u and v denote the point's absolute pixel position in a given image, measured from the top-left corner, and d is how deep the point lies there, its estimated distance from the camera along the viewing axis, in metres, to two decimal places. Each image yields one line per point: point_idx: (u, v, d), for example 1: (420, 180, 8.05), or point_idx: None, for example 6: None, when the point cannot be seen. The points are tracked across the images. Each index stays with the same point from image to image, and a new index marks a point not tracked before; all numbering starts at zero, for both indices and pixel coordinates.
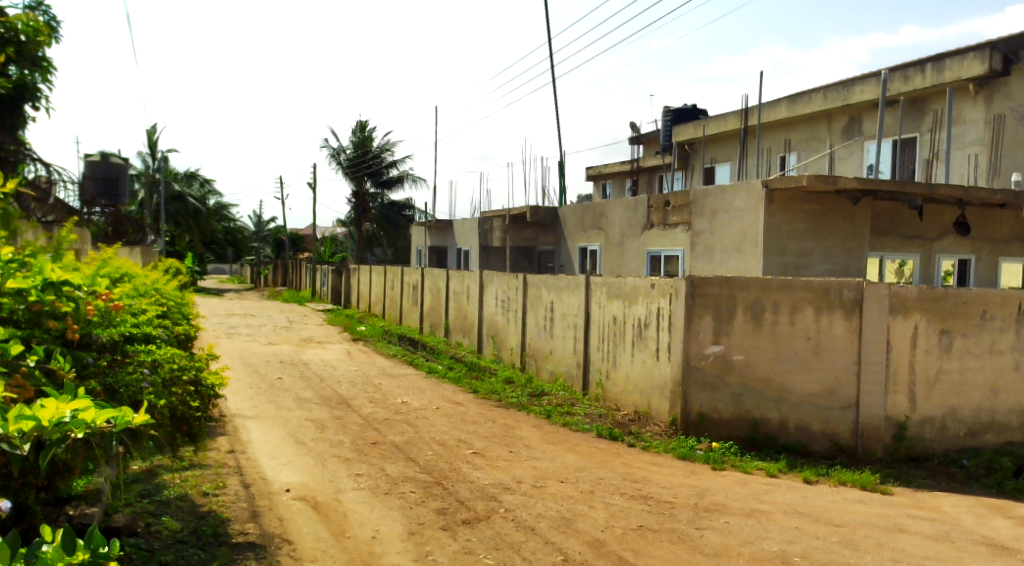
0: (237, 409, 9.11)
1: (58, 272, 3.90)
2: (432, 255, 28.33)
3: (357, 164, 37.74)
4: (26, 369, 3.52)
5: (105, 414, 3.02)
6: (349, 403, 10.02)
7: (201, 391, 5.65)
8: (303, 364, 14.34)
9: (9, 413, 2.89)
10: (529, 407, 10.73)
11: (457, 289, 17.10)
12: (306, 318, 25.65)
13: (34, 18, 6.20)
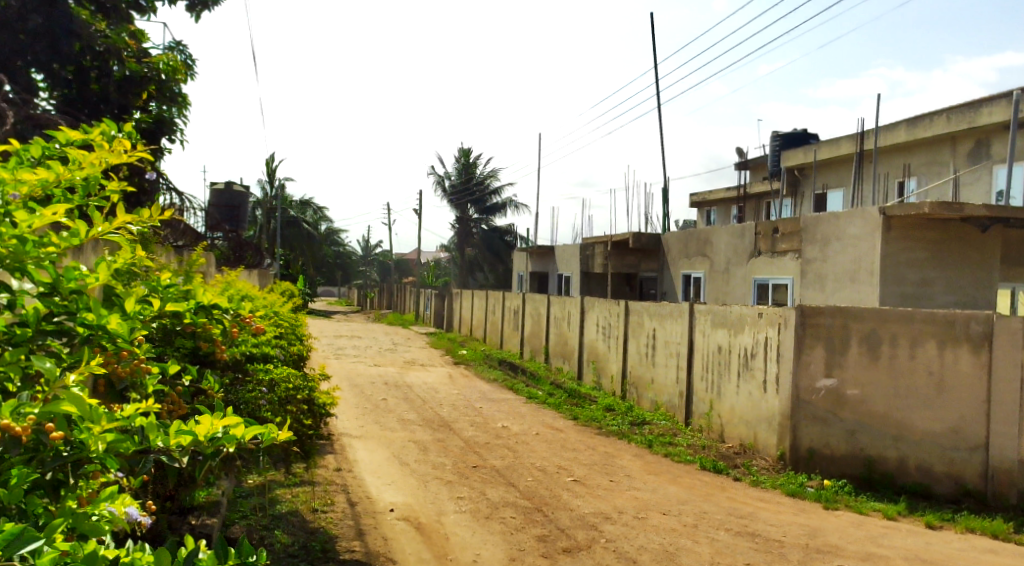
0: (346, 428, 9.40)
1: (211, 297, 3.97)
2: (532, 281, 28.66)
3: (461, 191, 38.90)
4: (183, 388, 3.86)
5: (253, 432, 3.25)
6: (451, 426, 10.17)
7: (313, 410, 5.85)
8: (408, 386, 14.66)
9: (170, 427, 3.20)
10: (630, 435, 10.58)
11: (558, 314, 17.15)
12: (409, 340, 26.33)
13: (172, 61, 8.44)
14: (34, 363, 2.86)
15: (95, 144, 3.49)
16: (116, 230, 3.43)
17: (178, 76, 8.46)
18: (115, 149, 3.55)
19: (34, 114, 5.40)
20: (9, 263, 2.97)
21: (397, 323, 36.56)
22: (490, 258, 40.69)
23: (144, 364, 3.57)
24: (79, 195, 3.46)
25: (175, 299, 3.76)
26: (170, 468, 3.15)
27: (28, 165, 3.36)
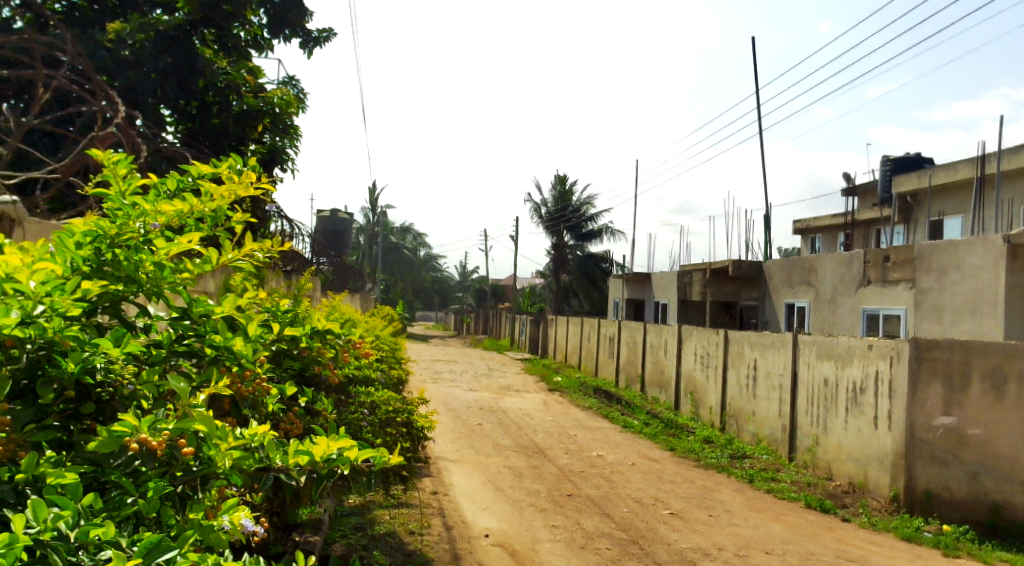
0: (442, 452, 9.54)
1: (325, 322, 4.12)
2: (629, 308, 28.71)
3: (557, 217, 39.53)
4: (299, 409, 4.08)
5: (364, 454, 3.40)
6: (546, 453, 10.18)
7: (413, 432, 5.97)
8: (503, 411, 14.80)
9: (288, 447, 3.45)
10: (730, 469, 10.28)
11: (655, 343, 16.96)
12: (505, 366, 26.64)
13: (283, 98, 11.04)
14: (169, 381, 3.29)
15: (225, 177, 3.84)
16: (241, 256, 3.79)
17: (289, 107, 11.08)
18: (241, 180, 3.90)
19: (164, 147, 5.78)
20: (148, 288, 3.50)
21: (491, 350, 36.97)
22: (585, 285, 40.91)
23: (264, 384, 3.77)
24: (209, 226, 3.85)
25: (293, 325, 3.94)
26: (287, 486, 3.41)
27: (167, 195, 3.78)
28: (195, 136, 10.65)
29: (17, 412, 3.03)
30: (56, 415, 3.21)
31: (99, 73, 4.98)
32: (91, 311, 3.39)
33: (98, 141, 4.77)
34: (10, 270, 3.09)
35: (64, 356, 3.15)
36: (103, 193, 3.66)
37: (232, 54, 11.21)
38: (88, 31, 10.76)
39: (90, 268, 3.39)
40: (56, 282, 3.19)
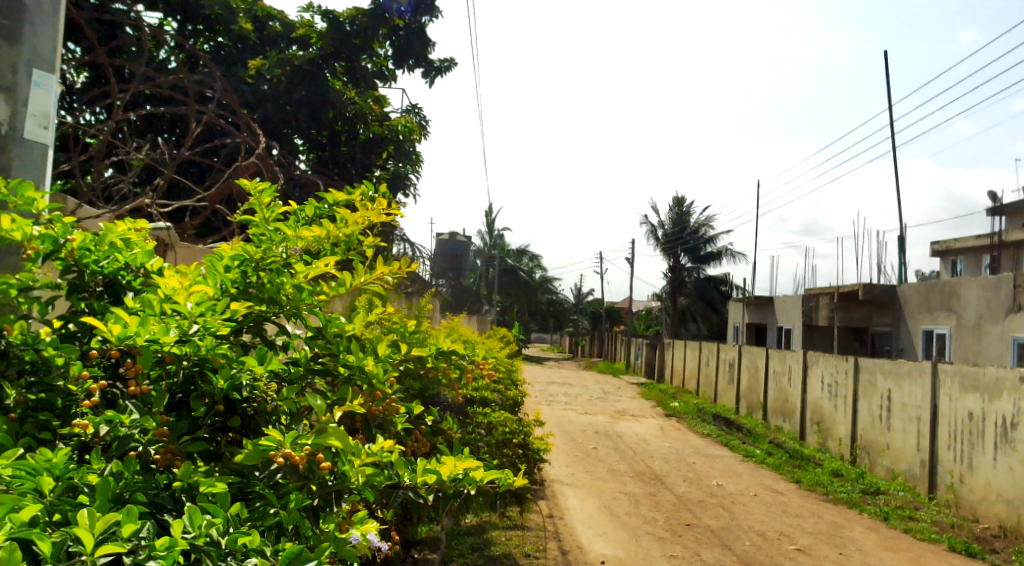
0: (558, 474, 9.54)
1: (450, 343, 4.22)
2: (751, 331, 28.84)
3: (674, 239, 40.31)
4: (426, 427, 4.18)
5: (490, 475, 3.45)
6: (663, 480, 10.00)
7: (528, 455, 6.02)
8: (618, 436, 14.66)
9: (417, 465, 3.55)
10: (862, 505, 9.73)
11: (778, 369, 16.41)
12: (620, 391, 26.44)
13: (408, 123, 12.01)
14: (307, 398, 3.47)
15: (358, 205, 4.03)
16: (373, 279, 3.96)
17: (412, 133, 12.02)
18: (374, 207, 4.07)
19: (297, 175, 6.13)
20: (288, 309, 3.69)
21: (605, 374, 36.82)
22: (702, 308, 41.40)
23: (395, 403, 3.90)
24: (342, 250, 4.03)
25: (421, 346, 4.05)
26: (416, 504, 3.50)
27: (305, 222, 4.00)
28: (325, 162, 11.62)
29: (173, 424, 3.30)
30: (207, 428, 3.46)
31: (243, 107, 5.35)
32: (237, 330, 3.61)
33: (241, 171, 5.12)
34: (171, 293, 3.42)
35: (214, 372, 3.41)
36: (249, 219, 3.91)
37: (360, 85, 12.05)
38: (233, 68, 11.69)
39: (237, 290, 3.65)
40: (208, 303, 3.44)
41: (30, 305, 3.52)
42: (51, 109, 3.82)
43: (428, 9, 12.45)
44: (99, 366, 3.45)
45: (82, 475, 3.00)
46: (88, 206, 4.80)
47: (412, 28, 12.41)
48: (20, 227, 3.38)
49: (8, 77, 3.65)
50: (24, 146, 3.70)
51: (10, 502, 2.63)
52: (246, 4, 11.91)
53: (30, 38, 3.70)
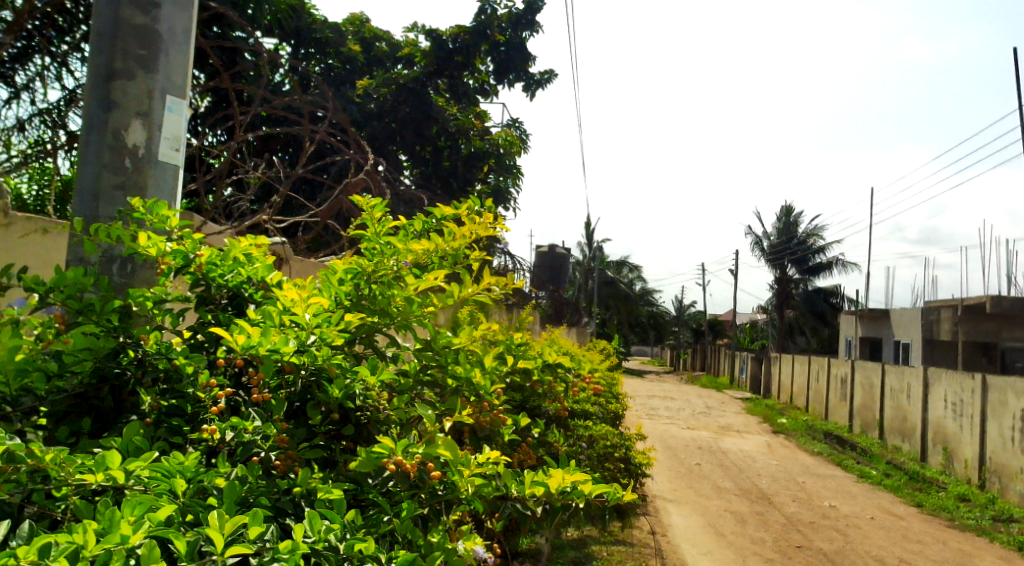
0: (660, 490, 9.39)
1: (556, 356, 4.22)
2: (863, 346, 27.78)
3: (781, 250, 39.46)
4: (533, 439, 4.19)
5: (598, 488, 3.40)
6: (771, 499, 9.69)
7: (631, 469, 5.96)
8: (722, 452, 14.27)
9: (525, 477, 3.56)
10: (992, 533, 9.07)
11: (896, 387, 15.61)
12: (725, 406, 25.77)
13: (509, 136, 12.09)
14: (417, 409, 3.56)
15: (465, 219, 4.09)
16: (481, 291, 4.01)
17: (513, 147, 12.10)
18: (481, 221, 4.13)
19: (402, 190, 6.31)
20: (398, 320, 3.78)
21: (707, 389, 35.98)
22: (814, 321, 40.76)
23: (503, 415, 3.93)
24: (450, 263, 4.11)
25: (528, 358, 4.08)
26: (524, 516, 3.51)
27: (414, 235, 4.09)
28: (428, 177, 11.94)
29: (292, 432, 3.44)
30: (323, 435, 3.58)
31: (353, 126, 5.56)
32: (351, 340, 3.73)
33: (351, 187, 5.32)
34: (290, 304, 3.57)
35: (330, 382, 3.54)
36: (360, 234, 4.04)
37: (462, 101, 12.46)
38: (343, 89, 12.21)
39: (350, 302, 3.78)
40: (324, 315, 3.58)
41: (163, 316, 3.74)
42: (182, 132, 4.07)
43: (528, 25, 12.70)
44: (225, 375, 3.64)
45: (211, 479, 3.15)
46: (212, 224, 5.12)
47: (513, 43, 12.65)
48: (155, 244, 3.61)
49: (145, 103, 3.91)
50: (158, 167, 3.95)
51: (149, 503, 2.80)
52: (355, 27, 12.54)
53: (164, 66, 3.96)
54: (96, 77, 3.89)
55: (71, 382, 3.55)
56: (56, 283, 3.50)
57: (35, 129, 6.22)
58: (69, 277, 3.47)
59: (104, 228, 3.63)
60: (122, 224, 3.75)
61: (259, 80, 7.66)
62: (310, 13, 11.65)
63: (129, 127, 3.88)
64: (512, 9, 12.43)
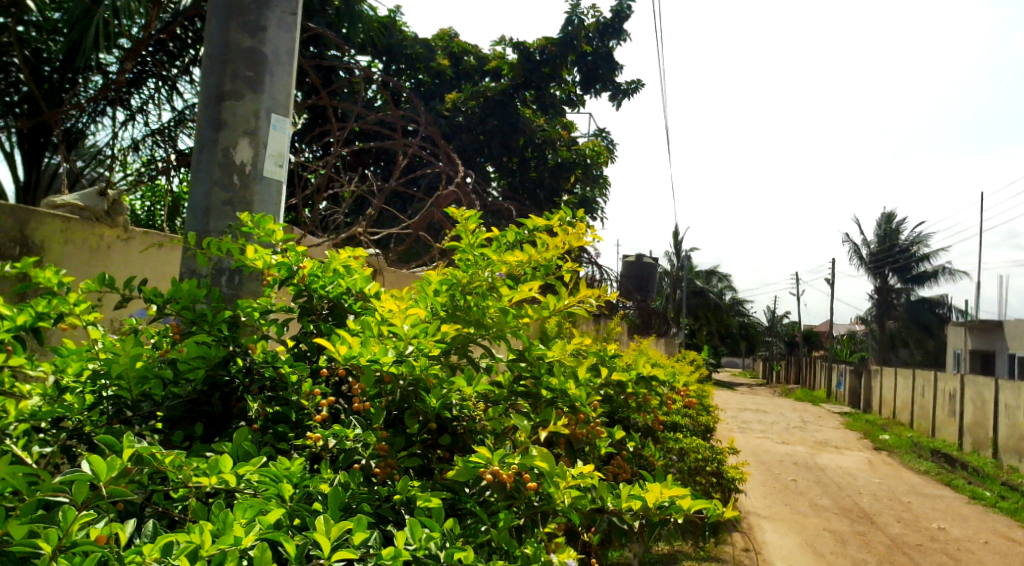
0: (753, 506, 9.16)
1: (651, 368, 4.17)
2: (974, 359, 26.80)
3: (883, 258, 38.51)
4: (628, 452, 4.16)
5: (698, 504, 3.33)
6: (873, 519, 9.33)
7: (724, 484, 5.85)
8: (821, 469, 13.75)
9: (622, 491, 3.53)
10: None
11: (1012, 403, 14.79)
12: (821, 421, 24.86)
13: (596, 147, 12.36)
14: (512, 420, 3.58)
15: (558, 229, 4.10)
16: (576, 302, 4.01)
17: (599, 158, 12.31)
18: (574, 232, 4.13)
19: (490, 202, 6.40)
20: (493, 331, 3.81)
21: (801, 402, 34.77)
22: (920, 334, 39.60)
23: (598, 427, 3.91)
24: (542, 274, 4.13)
25: (622, 370, 4.05)
26: (621, 530, 3.47)
27: (506, 246, 4.14)
28: (516, 188, 12.11)
29: (391, 440, 3.50)
30: (420, 444, 3.63)
31: (444, 140, 5.66)
32: (447, 350, 3.79)
33: (443, 199, 5.41)
34: (390, 314, 3.65)
35: (427, 392, 3.59)
36: (455, 245, 4.11)
37: (549, 111, 12.63)
38: (432, 102, 12.54)
39: (445, 312, 3.84)
40: (421, 326, 3.64)
41: (269, 326, 3.89)
42: (285, 149, 4.23)
43: (615, 33, 12.70)
44: (327, 384, 3.75)
45: (316, 484, 3.25)
46: (310, 237, 5.29)
47: (600, 53, 12.68)
48: (262, 257, 3.76)
49: (252, 122, 4.09)
50: (264, 183, 4.12)
51: (258, 506, 2.89)
52: (444, 42, 12.74)
53: (269, 86, 4.13)
54: (207, 98, 4.09)
55: (185, 388, 3.69)
56: (174, 294, 3.70)
57: (148, 148, 6.61)
58: (184, 289, 3.69)
59: (215, 241, 3.81)
60: (231, 237, 3.93)
61: (354, 96, 7.95)
62: (401, 30, 12.04)
63: (237, 145, 4.06)
64: (600, 19, 12.50)
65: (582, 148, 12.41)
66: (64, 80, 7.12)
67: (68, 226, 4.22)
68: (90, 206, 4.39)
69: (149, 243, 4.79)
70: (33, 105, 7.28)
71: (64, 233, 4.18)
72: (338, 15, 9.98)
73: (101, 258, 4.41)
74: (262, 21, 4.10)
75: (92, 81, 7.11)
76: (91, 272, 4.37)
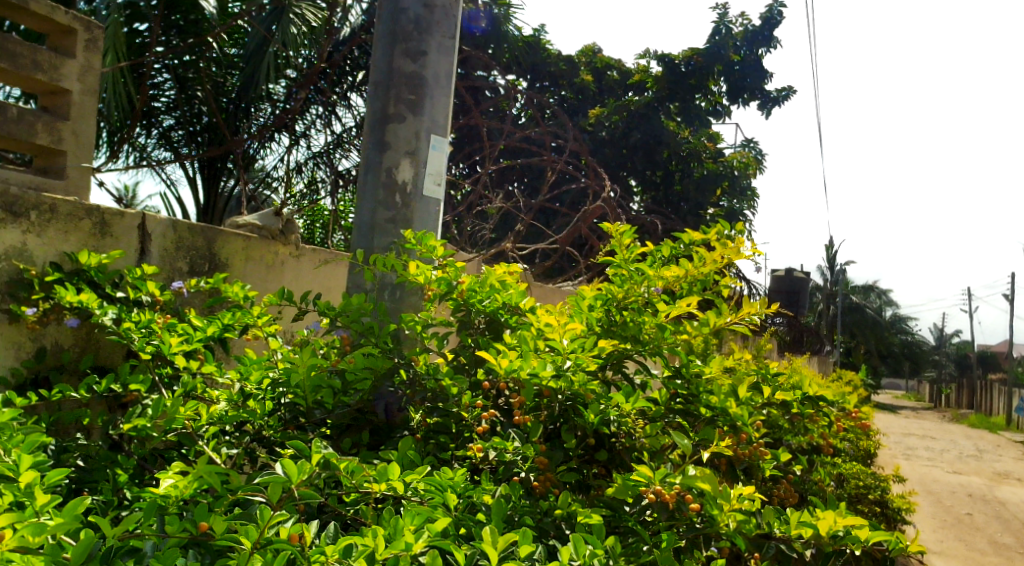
0: (925, 539, 8.63)
1: (818, 389, 3.98)
2: None
3: None
4: (794, 476, 3.98)
5: (879, 536, 3.11)
6: None
7: (890, 514, 5.52)
8: (1000, 503, 12.55)
9: (791, 516, 3.39)
10: None
11: None
12: (998, 451, 22.80)
13: (743, 158, 12.09)
14: (671, 438, 3.50)
15: (716, 243, 4.02)
16: (737, 319, 3.90)
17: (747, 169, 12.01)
18: (732, 246, 4.02)
19: (636, 216, 6.38)
20: (650, 347, 3.77)
21: (970, 429, 32.08)
22: None
23: (762, 449, 3.75)
24: (699, 290, 4.05)
25: (787, 390, 3.88)
26: (790, 558, 3.32)
27: (662, 261, 4.10)
28: (660, 202, 12.10)
29: (549, 455, 3.52)
30: (576, 459, 3.64)
31: (591, 155, 5.67)
32: (603, 366, 3.79)
33: (591, 214, 5.42)
34: (548, 329, 3.68)
35: (586, 407, 3.60)
36: (609, 261, 4.11)
37: (695, 123, 12.87)
38: (575, 118, 12.73)
39: (601, 327, 3.83)
40: (580, 341, 3.64)
41: (430, 339, 4.02)
42: (442, 168, 4.38)
43: (763, 40, 12.97)
44: (485, 396, 3.83)
45: (479, 495, 3.28)
46: (462, 253, 5.46)
47: (748, 61, 13.06)
48: (424, 273, 3.91)
49: (413, 143, 4.27)
50: (423, 201, 4.28)
51: (425, 514, 2.93)
52: (588, 57, 12.76)
53: (429, 108, 4.30)
54: (373, 122, 4.32)
55: (353, 398, 3.85)
56: (344, 309, 3.93)
57: (309, 170, 7.08)
58: (353, 303, 3.90)
59: (381, 257, 4.00)
60: (395, 253, 4.12)
61: (501, 115, 8.20)
62: (545, 48, 12.31)
63: (400, 165, 4.24)
64: (748, 27, 12.92)
65: (727, 161, 12.12)
66: (239, 109, 7.72)
67: (248, 244, 4.61)
68: (267, 225, 4.76)
69: (319, 260, 5.16)
70: (213, 133, 7.89)
71: (245, 251, 4.57)
72: (485, 36, 10.49)
73: (276, 272, 4.79)
74: (423, 47, 4.29)
75: (262, 109, 7.73)
76: (268, 285, 4.77)
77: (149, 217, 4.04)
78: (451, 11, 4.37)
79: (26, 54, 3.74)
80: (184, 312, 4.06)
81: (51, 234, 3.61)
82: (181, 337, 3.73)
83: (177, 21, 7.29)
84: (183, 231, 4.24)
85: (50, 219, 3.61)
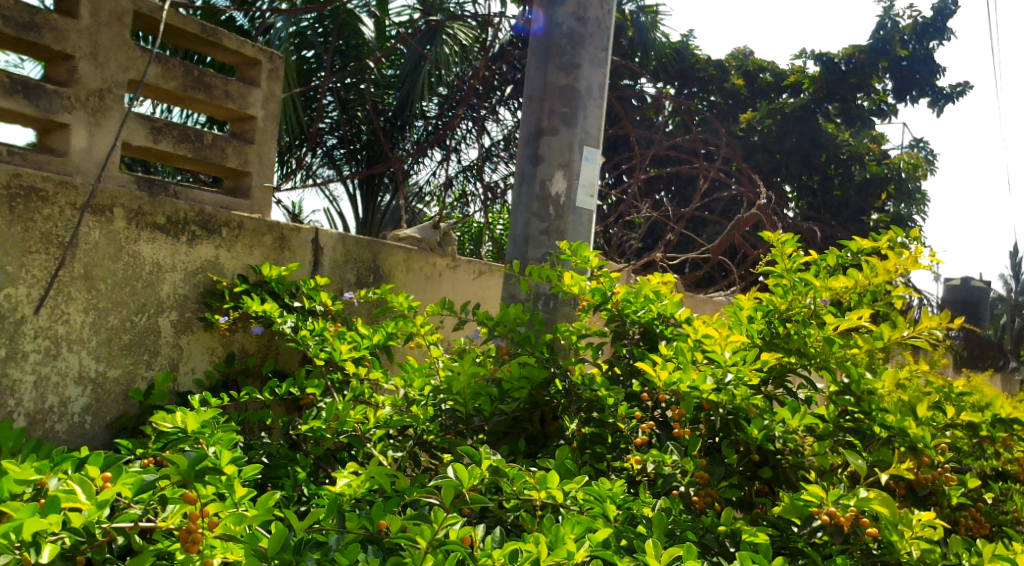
0: None
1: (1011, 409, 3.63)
2: None
3: None
4: (983, 504, 3.65)
5: None
6: None
7: None
8: None
9: (983, 548, 3.09)
10: None
11: None
12: None
13: (912, 159, 11.37)
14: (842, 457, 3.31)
15: (889, 252, 3.79)
16: (913, 332, 3.65)
17: (916, 171, 11.31)
18: (907, 254, 3.78)
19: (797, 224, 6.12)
20: (818, 361, 3.59)
21: None
22: None
23: (946, 473, 3.47)
24: (869, 301, 3.83)
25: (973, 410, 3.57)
26: None
27: (829, 271, 3.92)
28: (818, 208, 11.54)
29: (710, 469, 3.43)
30: (739, 475, 3.51)
31: (745, 161, 5.49)
32: (766, 380, 3.65)
33: (746, 221, 5.24)
34: (708, 340, 3.60)
35: (749, 422, 3.48)
36: (771, 271, 3.97)
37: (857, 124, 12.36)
38: (726, 123, 12.42)
39: (763, 340, 3.70)
40: (742, 353, 3.54)
41: (586, 349, 4.03)
42: (595, 178, 4.41)
43: (934, 33, 12.42)
44: (642, 408, 3.79)
45: (639, 507, 3.23)
46: (613, 263, 5.45)
47: (916, 56, 12.50)
48: (579, 283, 3.94)
49: (566, 155, 4.32)
50: (576, 212, 4.32)
51: (587, 523, 2.92)
52: (738, 61, 12.51)
53: (582, 120, 4.34)
54: (527, 135, 4.41)
55: (511, 406, 3.80)
56: (501, 319, 4.03)
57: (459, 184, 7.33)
58: (509, 313, 3.99)
59: (536, 269, 4.07)
60: (549, 264, 4.18)
61: (650, 124, 8.16)
62: (693, 54, 12.13)
63: (553, 177, 4.30)
64: (917, 21, 12.40)
65: (893, 162, 11.44)
66: (396, 126, 8.11)
67: (409, 256, 4.84)
68: (426, 238, 4.98)
69: (474, 271, 5.33)
70: (371, 150, 8.45)
71: (407, 263, 4.80)
72: (632, 45, 10.47)
73: (435, 283, 5.01)
74: (577, 60, 4.33)
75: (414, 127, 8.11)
76: (428, 296, 4.99)
77: (322, 232, 4.33)
78: (603, 23, 4.40)
79: (220, 85, 4.13)
80: (353, 320, 4.31)
81: (239, 248, 3.94)
82: (350, 344, 4.02)
83: (341, 48, 7.83)
84: (351, 245, 4.51)
85: (238, 234, 3.95)
